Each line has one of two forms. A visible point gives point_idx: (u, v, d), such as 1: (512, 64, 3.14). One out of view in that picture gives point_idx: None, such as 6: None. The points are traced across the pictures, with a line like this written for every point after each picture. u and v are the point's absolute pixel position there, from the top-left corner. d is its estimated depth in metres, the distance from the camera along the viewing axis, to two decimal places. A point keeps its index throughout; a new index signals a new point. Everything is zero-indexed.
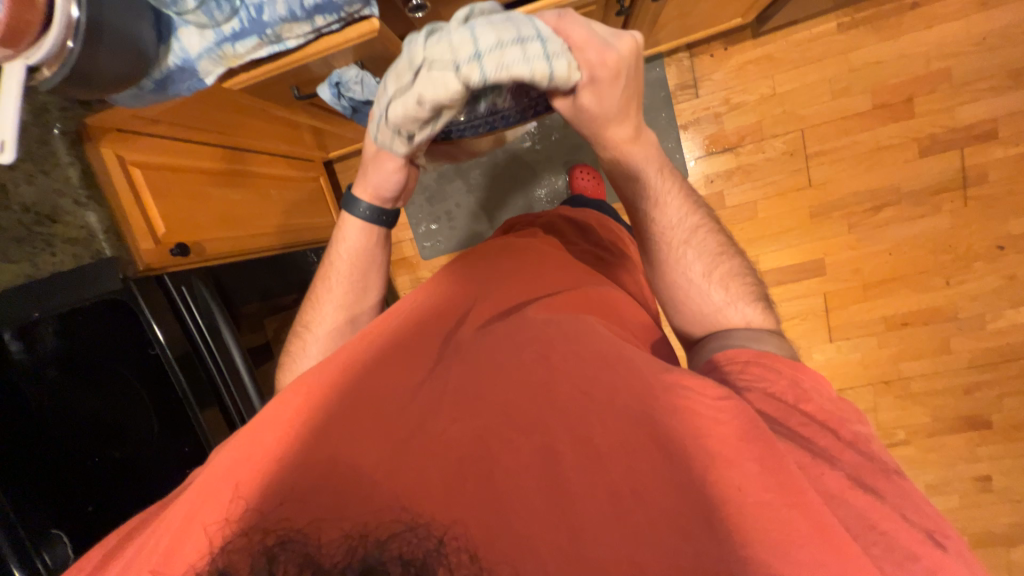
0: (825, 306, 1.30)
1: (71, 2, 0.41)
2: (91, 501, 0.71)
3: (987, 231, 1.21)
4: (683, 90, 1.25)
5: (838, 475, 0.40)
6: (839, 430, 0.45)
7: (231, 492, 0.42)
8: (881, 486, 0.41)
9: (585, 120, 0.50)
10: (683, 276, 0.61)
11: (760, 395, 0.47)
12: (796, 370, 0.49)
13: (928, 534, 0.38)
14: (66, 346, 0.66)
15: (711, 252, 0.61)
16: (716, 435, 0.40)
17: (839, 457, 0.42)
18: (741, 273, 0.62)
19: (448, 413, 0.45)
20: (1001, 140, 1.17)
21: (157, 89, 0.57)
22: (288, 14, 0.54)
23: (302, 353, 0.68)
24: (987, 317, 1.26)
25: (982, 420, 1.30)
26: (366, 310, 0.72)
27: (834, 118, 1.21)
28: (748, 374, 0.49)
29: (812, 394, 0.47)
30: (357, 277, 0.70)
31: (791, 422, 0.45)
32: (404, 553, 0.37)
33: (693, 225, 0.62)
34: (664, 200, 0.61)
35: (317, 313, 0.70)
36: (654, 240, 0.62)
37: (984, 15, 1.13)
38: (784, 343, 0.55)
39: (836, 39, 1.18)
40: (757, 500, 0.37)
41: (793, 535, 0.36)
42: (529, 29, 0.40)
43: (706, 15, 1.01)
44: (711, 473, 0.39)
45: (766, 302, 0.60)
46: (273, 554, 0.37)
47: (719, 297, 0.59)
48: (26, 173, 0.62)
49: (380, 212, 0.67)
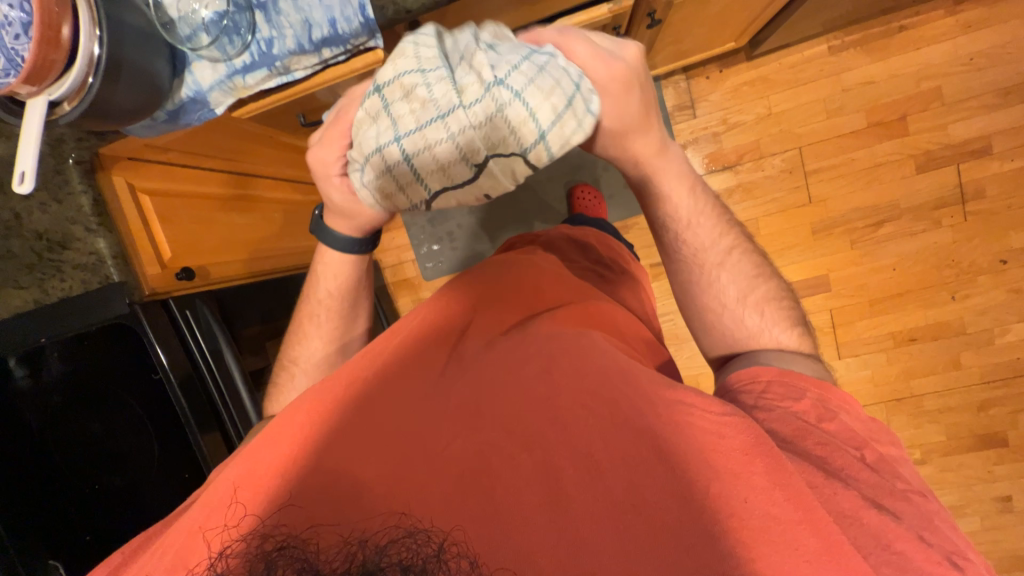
0: (832, 322, 1.29)
1: (93, 40, 0.44)
2: (89, 530, 0.71)
3: (990, 245, 1.21)
4: (681, 111, 1.27)
5: (851, 493, 0.41)
6: (862, 448, 0.45)
7: (230, 495, 0.45)
8: (898, 507, 0.41)
9: (610, 136, 0.52)
10: (716, 299, 0.61)
11: (780, 417, 0.47)
12: (824, 389, 0.50)
13: (947, 556, 0.38)
14: (71, 372, 0.66)
15: (745, 276, 0.61)
16: (722, 449, 0.42)
17: (857, 477, 0.42)
18: (779, 296, 0.61)
19: (451, 431, 0.47)
20: (997, 156, 1.18)
21: (170, 120, 0.58)
22: (297, 47, 0.56)
23: (290, 387, 0.69)
24: (996, 331, 1.24)
25: (999, 437, 1.27)
26: (354, 338, 0.72)
27: (829, 136, 1.23)
28: (772, 394, 0.50)
29: (838, 411, 0.48)
30: (346, 308, 0.70)
31: (809, 443, 0.45)
32: (404, 559, 0.33)
33: (727, 247, 0.62)
34: (697, 220, 0.61)
35: (304, 350, 0.70)
36: (685, 258, 0.62)
37: (971, 36, 1.16)
38: (820, 364, 0.55)
39: (828, 61, 1.21)
40: (765, 514, 0.39)
41: (797, 549, 0.37)
42: (564, 93, 0.45)
43: (700, 40, 1.04)
44: (716, 489, 0.40)
45: (805, 325, 0.60)
46: (271, 558, 0.34)
47: (755, 322, 0.59)
48: (39, 202, 0.65)
49: (356, 242, 0.65)
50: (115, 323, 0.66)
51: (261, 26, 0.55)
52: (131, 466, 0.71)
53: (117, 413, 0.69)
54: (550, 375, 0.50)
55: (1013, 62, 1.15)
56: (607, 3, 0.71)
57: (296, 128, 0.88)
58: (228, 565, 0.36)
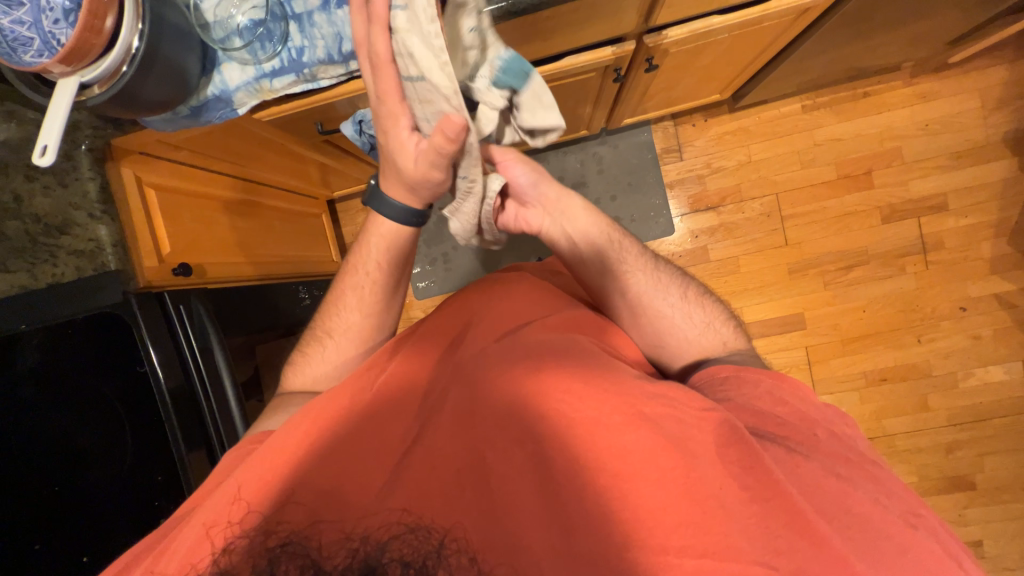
0: (808, 359, 1.34)
1: (134, 33, 0.46)
2: (37, 539, 0.64)
3: (949, 293, 1.30)
4: (668, 153, 1.36)
5: (815, 466, 0.46)
6: (815, 428, 0.50)
7: (234, 493, 0.46)
8: (852, 472, 0.47)
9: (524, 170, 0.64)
10: (663, 307, 0.65)
11: (737, 406, 0.52)
12: (777, 378, 0.55)
13: (902, 517, 0.44)
14: (47, 363, 0.63)
15: (677, 278, 0.67)
16: (702, 439, 0.46)
17: (814, 448, 0.48)
18: (708, 295, 0.68)
19: (447, 429, 0.49)
20: (951, 212, 1.30)
21: (191, 116, 0.60)
22: (326, 57, 0.59)
23: (319, 357, 0.69)
24: (960, 375, 1.31)
25: (966, 480, 1.31)
26: (391, 315, 0.71)
27: (804, 185, 1.33)
28: (727, 385, 0.55)
29: (789, 399, 0.53)
30: (387, 283, 0.67)
31: (768, 426, 0.50)
32: (404, 556, 0.41)
33: (649, 257, 0.68)
34: (621, 244, 0.66)
35: (342, 321, 0.69)
36: (627, 283, 0.65)
37: (923, 106, 1.30)
38: (757, 361, 0.61)
39: (802, 117, 1.33)
40: (739, 496, 0.43)
41: (771, 528, 0.42)
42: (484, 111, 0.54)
43: (688, 89, 1.13)
44: (698, 472, 0.44)
45: (738, 322, 0.68)
46: (275, 556, 0.42)
47: (700, 319, 0.65)
48: (43, 184, 0.64)
49: (413, 213, 0.60)
50: (107, 313, 0.65)
51: (293, 36, 0.58)
52: (98, 468, 0.66)
53: (89, 411, 0.66)
54: (544, 371, 0.51)
55: (961, 131, 1.29)
56: (611, 47, 0.79)
57: (311, 137, 0.90)
58: (230, 560, 0.42)
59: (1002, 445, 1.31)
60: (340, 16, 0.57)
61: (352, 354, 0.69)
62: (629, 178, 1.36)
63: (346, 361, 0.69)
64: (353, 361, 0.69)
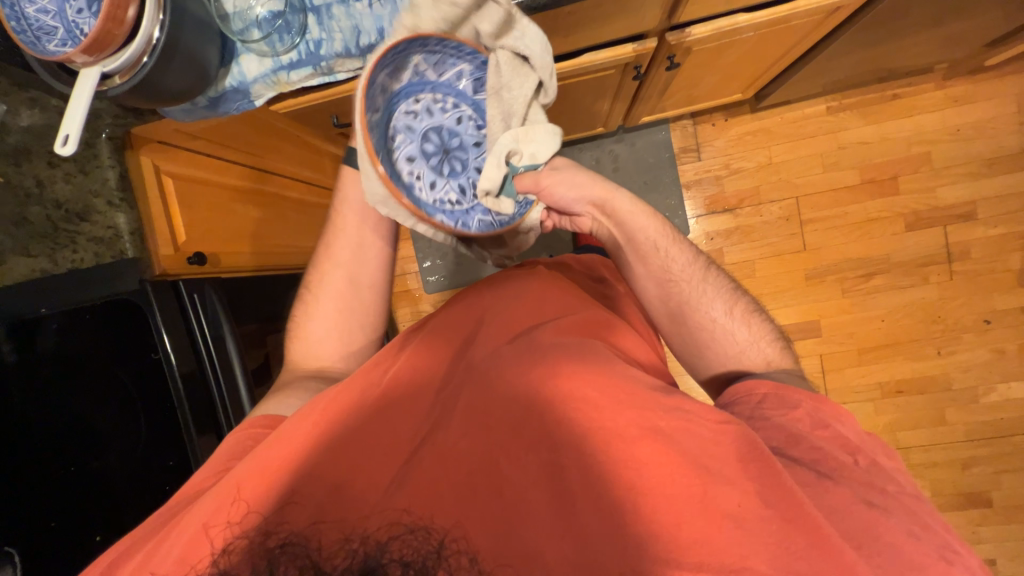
0: (821, 368, 1.31)
1: (155, 24, 0.46)
2: (55, 517, 0.66)
3: (974, 305, 1.26)
4: (686, 153, 1.33)
5: (840, 492, 0.45)
6: (855, 454, 0.49)
7: (234, 492, 0.47)
8: (880, 501, 0.45)
9: (564, 184, 0.63)
10: (707, 318, 0.63)
11: (774, 426, 0.52)
12: (819, 401, 0.53)
13: (934, 549, 0.42)
14: (64, 346, 0.65)
15: (726, 291, 0.65)
16: (721, 455, 0.45)
17: (849, 475, 0.47)
18: (758, 311, 0.65)
19: (457, 428, 0.50)
20: (980, 221, 1.25)
21: (209, 107, 0.60)
22: (344, 51, 0.59)
23: (308, 319, 0.71)
24: (980, 390, 1.27)
25: (982, 497, 1.27)
26: (368, 273, 0.70)
27: (826, 189, 1.29)
28: (767, 404, 0.54)
29: (832, 421, 0.51)
30: (355, 236, 0.69)
31: (799, 448, 0.49)
32: (404, 555, 0.37)
33: (700, 265, 0.65)
34: (669, 250, 0.65)
35: (319, 275, 0.70)
36: (672, 290, 0.64)
37: (956, 110, 1.25)
38: (806, 383, 0.58)
39: (826, 119, 1.29)
40: (759, 514, 0.42)
41: (792, 549, 0.41)
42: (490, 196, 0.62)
43: (710, 88, 1.10)
44: (717, 489, 0.43)
45: (787, 341, 0.63)
46: (274, 558, 0.39)
47: (744, 336, 0.62)
48: (65, 172, 0.65)
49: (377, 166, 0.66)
50: (124, 298, 0.66)
51: (311, 28, 0.58)
52: (113, 450, 0.69)
53: (103, 397, 0.68)
54: (557, 376, 0.50)
55: (995, 136, 1.24)
56: (632, 44, 0.78)
57: (324, 128, 0.90)
58: (228, 560, 0.40)
59: (1022, 464, 1.27)
60: (358, 9, 0.58)
61: (332, 313, 0.70)
62: (645, 177, 1.34)
63: (325, 315, 0.70)
64: (336, 320, 0.70)
